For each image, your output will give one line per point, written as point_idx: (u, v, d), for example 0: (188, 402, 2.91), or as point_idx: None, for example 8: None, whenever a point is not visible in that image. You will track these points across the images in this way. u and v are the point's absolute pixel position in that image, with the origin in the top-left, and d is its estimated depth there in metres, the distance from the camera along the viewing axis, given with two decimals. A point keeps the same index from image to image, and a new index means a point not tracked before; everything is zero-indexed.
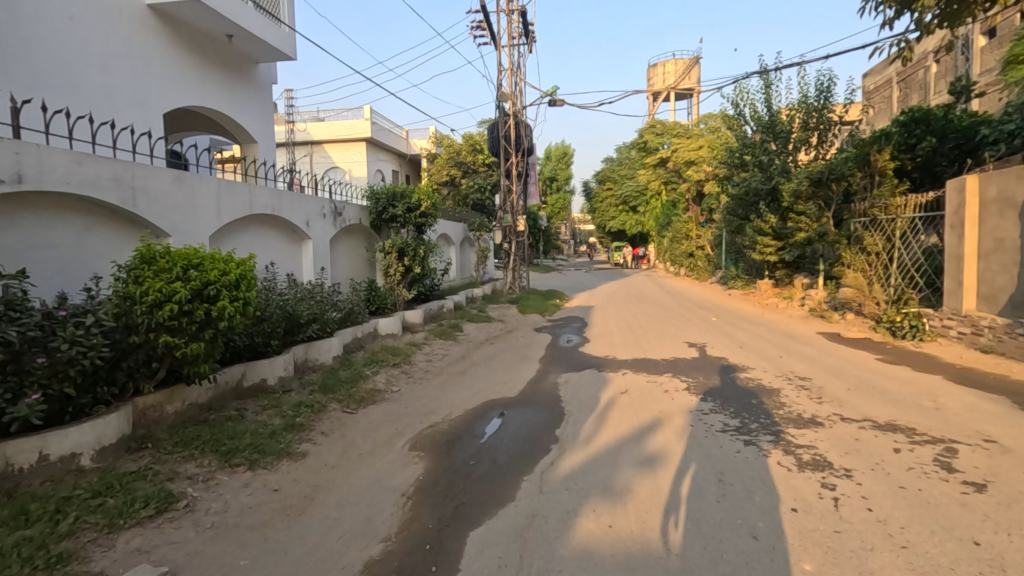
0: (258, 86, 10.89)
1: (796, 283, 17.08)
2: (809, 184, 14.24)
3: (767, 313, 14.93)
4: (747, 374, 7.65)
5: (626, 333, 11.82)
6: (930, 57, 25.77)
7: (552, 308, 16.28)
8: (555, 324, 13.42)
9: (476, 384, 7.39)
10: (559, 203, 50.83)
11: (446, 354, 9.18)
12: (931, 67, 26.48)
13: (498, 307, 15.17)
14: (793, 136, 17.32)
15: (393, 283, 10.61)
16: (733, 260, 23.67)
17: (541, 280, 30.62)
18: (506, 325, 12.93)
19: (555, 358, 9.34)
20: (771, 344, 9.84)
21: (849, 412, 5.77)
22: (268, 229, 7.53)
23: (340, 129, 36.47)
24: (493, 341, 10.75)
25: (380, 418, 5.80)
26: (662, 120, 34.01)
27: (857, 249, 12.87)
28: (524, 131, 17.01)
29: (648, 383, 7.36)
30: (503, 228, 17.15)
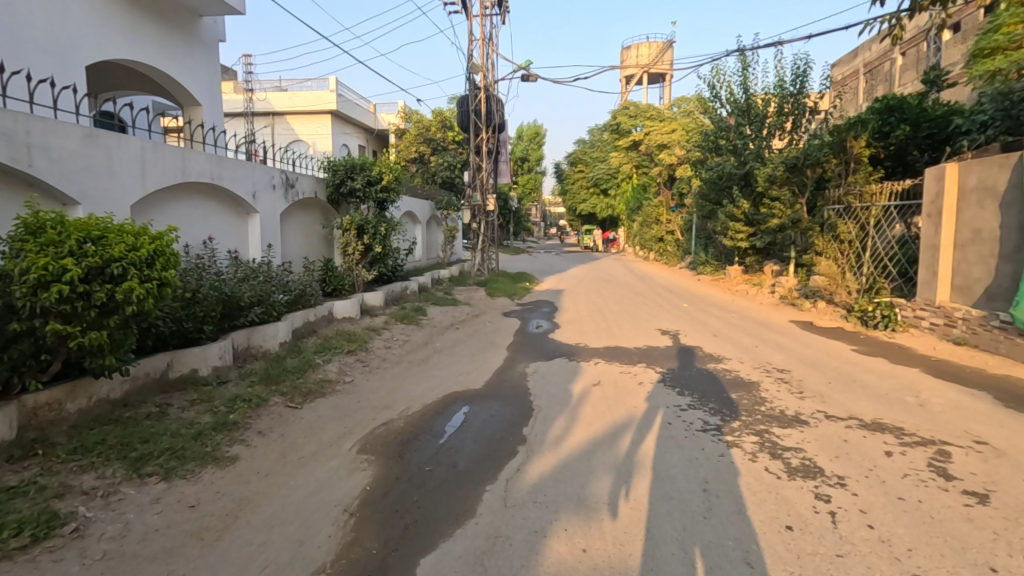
0: (203, 42, 9.89)
1: (766, 270, 17.02)
2: (784, 170, 14.01)
3: (738, 299, 14.79)
4: (723, 365, 7.30)
5: (598, 319, 11.42)
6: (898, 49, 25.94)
7: (521, 292, 15.77)
8: (524, 308, 12.93)
9: (438, 374, 6.83)
10: (530, 184, 50.15)
11: (407, 339, 8.57)
12: (897, 59, 26.70)
13: (465, 290, 14.56)
14: (768, 121, 17.07)
15: (352, 263, 9.90)
16: (703, 246, 23.59)
17: (511, 262, 30.07)
18: (473, 309, 12.38)
19: (523, 345, 8.83)
20: (745, 333, 9.56)
21: (833, 409, 5.44)
22: (205, 200, 6.73)
23: (303, 99, 34.86)
24: (459, 326, 10.18)
25: (329, 414, 5.19)
26: (636, 102, 33.57)
27: (830, 237, 12.73)
28: (495, 105, 16.25)
29: (622, 374, 6.93)
30: (472, 207, 16.46)
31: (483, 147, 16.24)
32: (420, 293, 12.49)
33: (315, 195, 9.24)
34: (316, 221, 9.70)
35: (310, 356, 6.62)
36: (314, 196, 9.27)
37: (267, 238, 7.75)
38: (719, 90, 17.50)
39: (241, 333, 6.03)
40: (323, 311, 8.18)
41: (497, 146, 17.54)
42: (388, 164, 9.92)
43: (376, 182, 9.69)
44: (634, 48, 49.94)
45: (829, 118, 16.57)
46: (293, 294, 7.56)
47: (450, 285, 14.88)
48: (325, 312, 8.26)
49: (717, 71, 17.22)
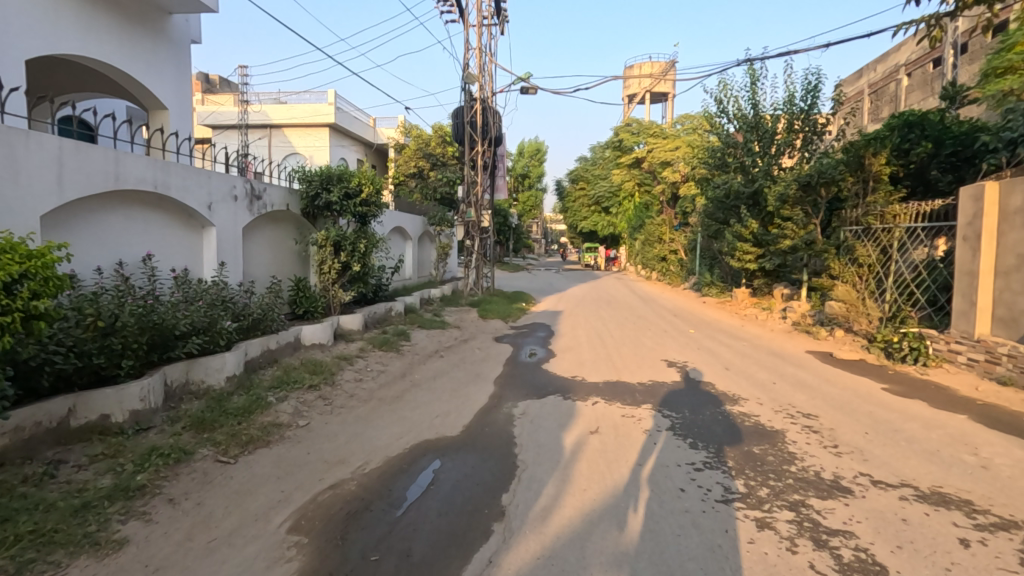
0: (172, 42, 9.16)
1: (775, 293, 16.16)
2: (796, 188, 13.22)
3: (748, 325, 13.89)
4: (740, 407, 6.36)
5: (598, 346, 10.53)
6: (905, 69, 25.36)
7: (516, 313, 14.86)
8: (518, 333, 12.02)
9: (411, 415, 5.90)
10: (531, 201, 49.56)
11: (384, 370, 7.66)
12: (903, 79, 26.13)
13: (457, 311, 13.65)
14: (778, 137, 16.32)
15: (328, 282, 9.02)
16: (709, 266, 22.75)
17: (509, 280, 29.26)
18: (462, 332, 11.46)
19: (513, 377, 7.91)
20: (760, 366, 8.65)
21: (878, 471, 4.52)
22: (148, 211, 5.90)
23: (301, 112, 34.52)
24: (445, 353, 9.28)
25: (268, 470, 4.29)
26: (638, 119, 33.05)
27: (847, 260, 11.86)
28: (492, 117, 15.50)
29: (624, 417, 6.01)
30: (466, 222, 15.61)
31: (479, 160, 15.42)
32: (406, 315, 11.57)
33: (287, 207, 8.41)
34: (289, 236, 8.86)
35: (263, 393, 5.72)
36: (286, 209, 8.44)
37: (225, 256, 6.91)
38: (726, 105, 16.76)
39: (176, 368, 5.15)
40: (288, 338, 7.30)
41: (493, 160, 16.77)
42: (369, 175, 9.08)
43: (355, 194, 8.83)
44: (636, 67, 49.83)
45: (842, 135, 15.80)
46: (251, 318, 6.68)
47: (441, 306, 13.96)
48: (292, 338, 7.38)
49: (724, 85, 16.50)
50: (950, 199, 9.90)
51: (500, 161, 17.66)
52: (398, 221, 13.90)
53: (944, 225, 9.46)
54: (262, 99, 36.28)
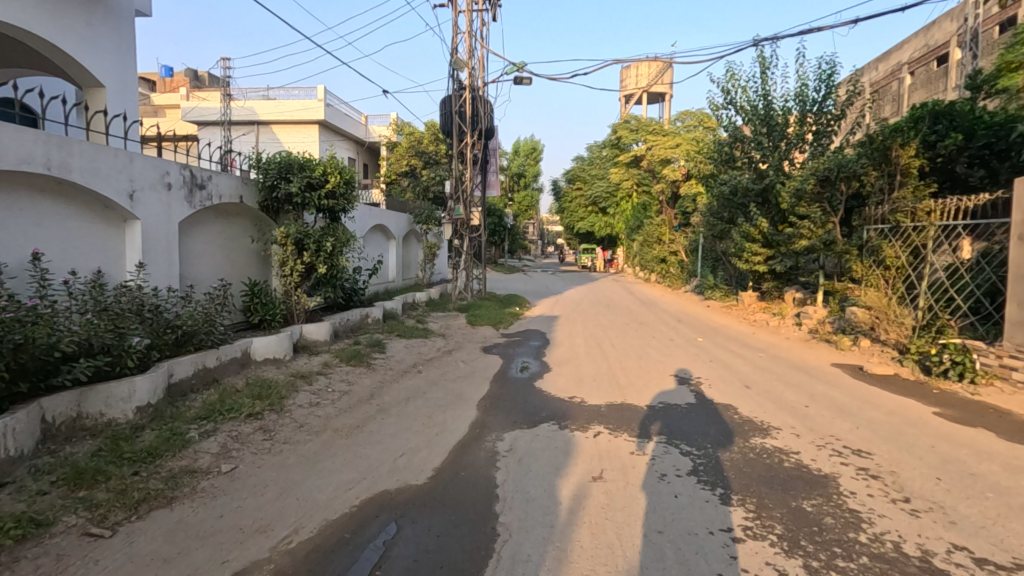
0: (111, 11, 8.12)
1: (786, 297, 15.13)
2: (814, 183, 12.18)
3: (760, 332, 12.83)
4: (772, 440, 5.25)
5: (598, 358, 9.40)
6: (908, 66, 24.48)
7: (509, 319, 13.67)
8: (509, 342, 10.87)
9: (371, 453, 4.76)
10: (527, 201, 48.49)
11: (349, 391, 6.51)
12: (906, 78, 25.24)
13: (443, 318, 12.48)
14: (788, 131, 15.25)
15: (290, 286, 7.87)
16: (712, 268, 21.73)
17: (502, 281, 28.16)
18: (447, 342, 10.33)
19: (501, 398, 6.77)
20: (784, 384, 7.54)
21: (975, 541, 3.42)
22: (41, 202, 4.79)
23: (288, 108, 33.48)
24: (425, 366, 8.13)
25: (159, 545, 3.16)
26: (637, 116, 32.04)
27: (871, 262, 10.80)
28: (483, 107, 14.37)
29: (633, 456, 4.87)
30: (454, 221, 14.35)
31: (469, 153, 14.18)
32: (383, 324, 10.36)
33: (241, 199, 7.26)
34: (244, 233, 7.71)
35: (182, 427, 4.56)
36: (240, 201, 7.30)
37: (153, 256, 5.78)
38: (735, 97, 15.70)
39: (61, 400, 4.05)
40: (231, 353, 6.16)
41: (484, 154, 15.64)
42: (338, 164, 7.92)
43: (319, 184, 7.66)
44: (634, 67, 49.05)
45: (858, 128, 14.73)
46: (180, 331, 5.52)
47: (425, 313, 12.72)
48: (237, 354, 6.24)
49: (732, 75, 15.43)
50: (994, 194, 8.81)
51: (490, 156, 16.57)
52: (377, 217, 12.66)
53: (990, 223, 8.36)
54: (249, 94, 35.09)
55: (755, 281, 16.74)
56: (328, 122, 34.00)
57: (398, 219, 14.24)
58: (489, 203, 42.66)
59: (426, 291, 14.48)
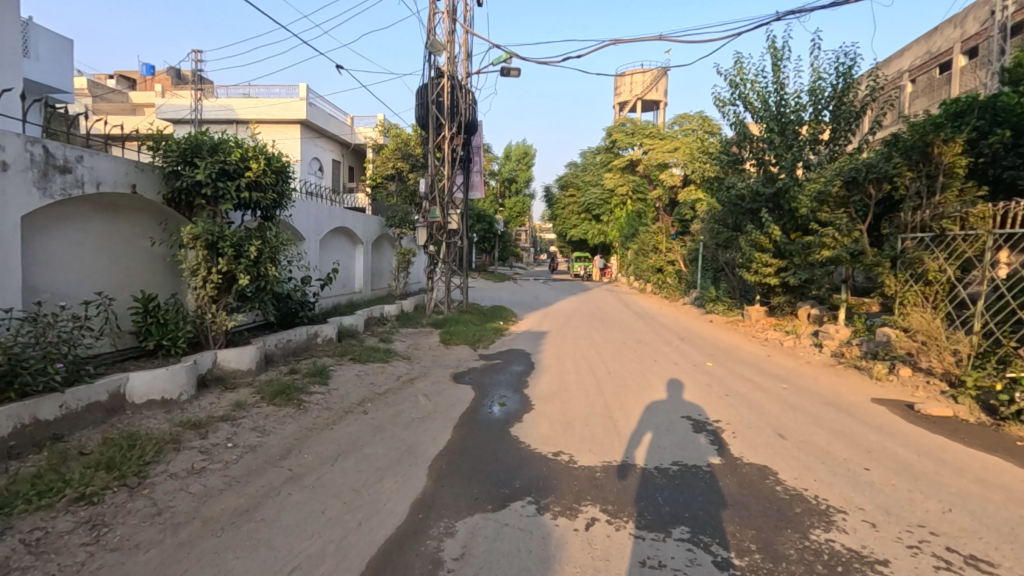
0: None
1: (800, 313, 13.72)
2: (839, 185, 10.75)
3: (775, 354, 11.36)
4: (842, 537, 3.64)
5: (590, 390, 7.77)
6: (915, 71, 23.30)
7: (490, 337, 12.01)
8: (486, 368, 9.19)
9: (243, 569, 3.10)
10: (518, 208, 47.00)
11: (256, 446, 4.83)
12: (908, 86, 24.07)
13: (412, 337, 10.78)
14: (804, 129, 13.82)
15: (203, 301, 6.21)
16: (714, 279, 20.28)
17: (491, 291, 26.61)
18: (412, 365, 8.70)
19: (463, 454, 5.11)
20: (827, 432, 5.93)
21: None
22: None
23: (268, 108, 31.92)
24: (374, 404, 6.44)
25: None
26: (633, 119, 30.68)
27: (908, 276, 9.34)
28: (463, 97, 12.81)
29: (645, 571, 3.23)
30: (429, 224, 12.68)
31: (447, 149, 12.60)
32: (336, 346, 8.67)
33: (132, 189, 5.64)
34: (142, 232, 6.05)
35: None
36: (131, 191, 5.67)
37: None
38: (744, 92, 14.27)
39: None
40: (91, 398, 4.51)
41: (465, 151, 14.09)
42: (266, 147, 6.28)
43: (237, 171, 6.01)
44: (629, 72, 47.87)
45: (879, 127, 13.30)
46: None
47: (392, 330, 11.02)
48: (100, 398, 4.59)
49: (741, 68, 14.02)
50: None
51: (473, 155, 15.07)
52: (339, 218, 11.01)
53: None
54: (230, 92, 33.54)
55: (763, 294, 15.31)
56: (309, 122, 32.42)
57: (366, 221, 12.60)
58: (478, 208, 41.12)
59: (397, 303, 12.78)
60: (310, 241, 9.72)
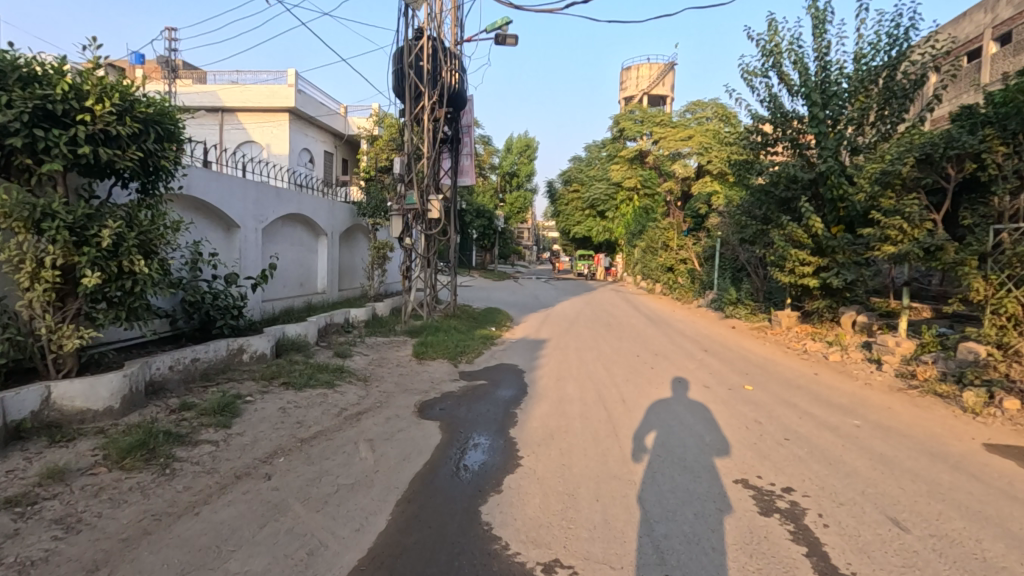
0: None
1: (843, 320, 11.74)
2: (911, 163, 8.53)
3: (822, 371, 9.36)
4: None
5: (599, 430, 5.75)
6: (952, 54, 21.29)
7: (476, 348, 9.96)
8: (464, 394, 7.12)
9: None
10: (520, 203, 44.89)
11: (37, 563, 2.83)
12: None
13: (377, 349, 8.75)
14: (852, 103, 11.72)
15: (31, 308, 4.21)
16: (733, 281, 18.24)
17: (488, 291, 24.56)
18: (368, 390, 6.71)
19: (395, 570, 3.10)
20: (966, 517, 3.90)
21: None
22: None
23: (256, 95, 29.90)
24: (287, 460, 4.43)
25: None
26: (643, 107, 28.59)
27: (1007, 278, 7.28)
28: (448, 62, 10.77)
29: None
30: (405, 212, 10.54)
31: (429, 124, 10.61)
32: (267, 365, 6.65)
33: None
34: None
35: None
36: None
37: None
38: (779, 61, 12.22)
39: None
40: None
41: (453, 128, 12.09)
42: (127, 84, 4.24)
43: (69, 114, 4.01)
44: (636, 65, 45.88)
45: (940, 101, 11.24)
46: None
47: (354, 341, 8.98)
48: None
49: (776, 32, 11.97)
50: None
51: (462, 135, 13.17)
52: (291, 202, 9.04)
53: None
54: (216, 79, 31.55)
55: (796, 297, 13.32)
56: (299, 110, 30.43)
57: (331, 209, 10.63)
58: (477, 203, 39.15)
59: (367, 307, 10.76)
60: (245, 229, 7.74)
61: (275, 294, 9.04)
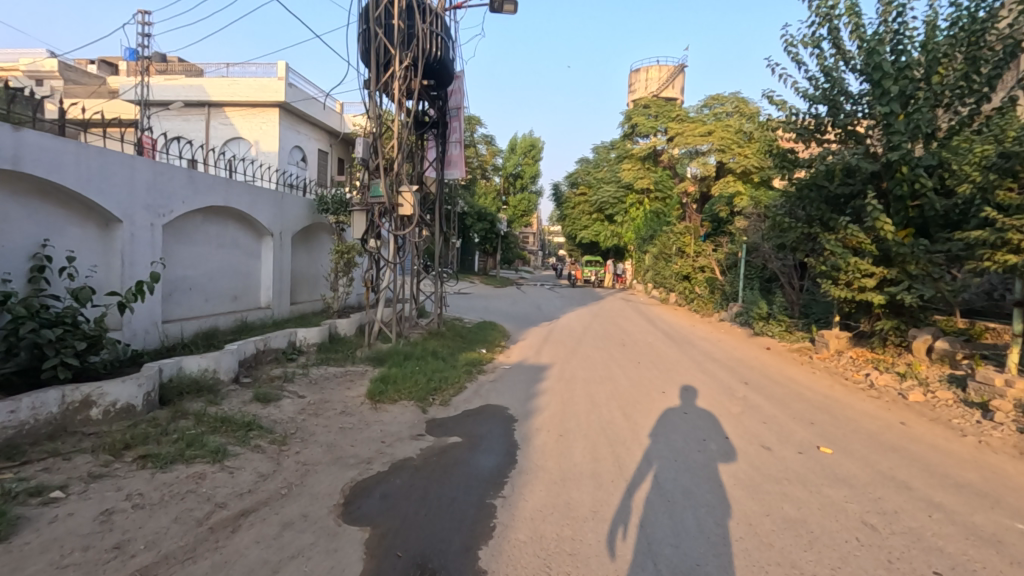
0: None
1: (917, 345, 9.47)
2: None
3: (910, 418, 7.10)
4: None
5: (629, 553, 3.53)
6: None
7: (455, 381, 7.73)
8: (425, 466, 4.88)
9: None
10: (524, 206, 42.72)
11: None
12: None
13: (319, 388, 6.52)
14: (931, 72, 9.27)
15: None
16: (764, 294, 15.99)
17: (486, 300, 22.33)
18: (279, 462, 4.53)
19: None
20: None
21: None
22: None
23: (244, 89, 27.72)
24: None
25: None
26: (657, 101, 26.34)
27: None
28: (427, 20, 8.57)
29: None
30: (371, 207, 8.30)
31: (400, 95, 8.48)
32: (129, 424, 4.50)
33: None
34: None
35: None
36: None
37: None
38: (834, 27, 10.02)
39: None
40: None
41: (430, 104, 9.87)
42: None
43: None
44: (645, 67, 43.81)
45: None
46: None
47: (292, 376, 6.79)
48: None
49: None
50: None
51: (450, 119, 11.17)
52: (213, 190, 6.94)
53: None
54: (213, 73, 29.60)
55: (850, 315, 11.11)
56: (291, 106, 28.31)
57: (279, 202, 8.50)
58: (479, 205, 37.14)
59: (322, 326, 8.58)
60: (132, 225, 5.65)
61: (189, 309, 6.88)
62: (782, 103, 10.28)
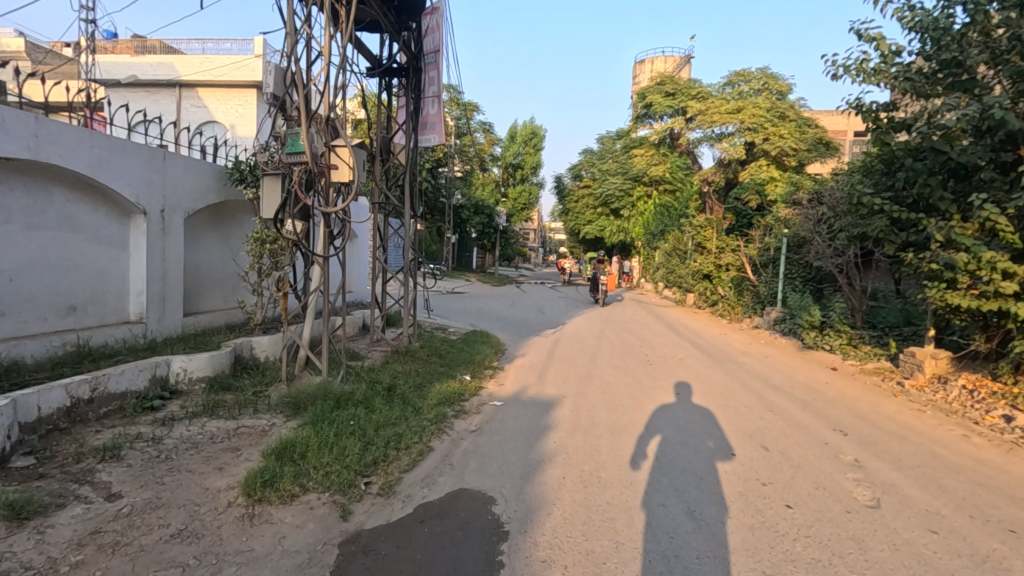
0: None
1: None
2: None
3: None
4: None
5: None
6: None
7: (412, 441, 4.94)
8: None
9: None
10: (523, 199, 39.90)
11: None
12: None
13: (159, 474, 3.73)
14: None
15: None
16: (811, 298, 13.25)
17: (480, 301, 19.46)
18: None
19: None
20: None
21: None
22: None
23: (217, 66, 24.61)
24: None
25: None
26: (675, 77, 23.46)
27: None
28: None
29: None
30: (286, 168, 5.38)
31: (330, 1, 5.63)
32: None
33: None
34: None
35: None
36: None
37: None
38: None
39: None
40: None
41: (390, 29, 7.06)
42: None
43: None
44: (651, 57, 41.13)
45: None
46: None
47: (125, 447, 4.00)
48: None
49: None
50: None
51: (425, 67, 8.53)
52: (3, 134, 4.25)
53: None
54: (189, 48, 26.73)
55: (959, 327, 8.31)
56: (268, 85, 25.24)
57: (158, 162, 5.75)
58: (475, 197, 34.33)
59: (222, 349, 5.79)
60: None
61: None
62: (879, 38, 7.42)
